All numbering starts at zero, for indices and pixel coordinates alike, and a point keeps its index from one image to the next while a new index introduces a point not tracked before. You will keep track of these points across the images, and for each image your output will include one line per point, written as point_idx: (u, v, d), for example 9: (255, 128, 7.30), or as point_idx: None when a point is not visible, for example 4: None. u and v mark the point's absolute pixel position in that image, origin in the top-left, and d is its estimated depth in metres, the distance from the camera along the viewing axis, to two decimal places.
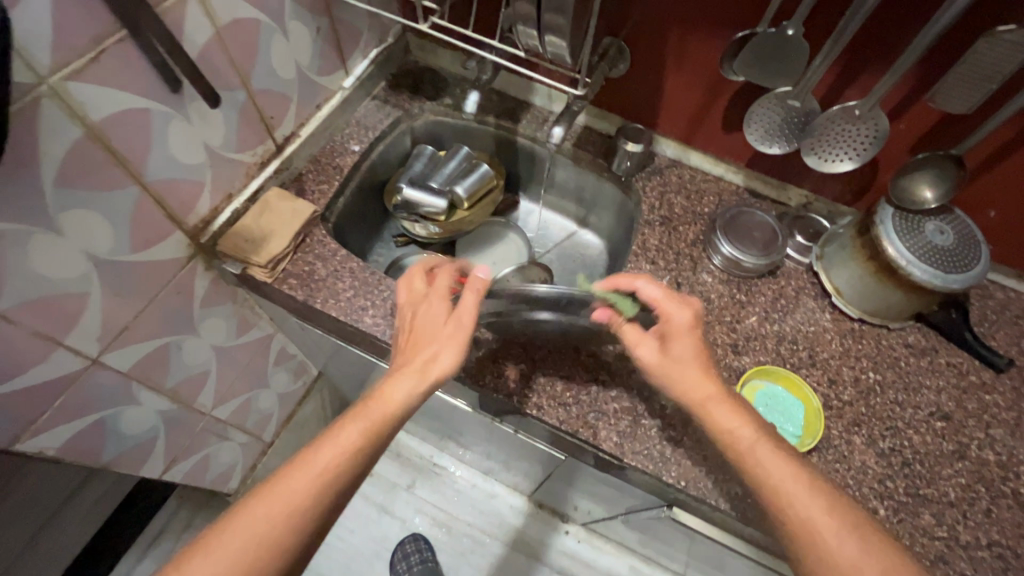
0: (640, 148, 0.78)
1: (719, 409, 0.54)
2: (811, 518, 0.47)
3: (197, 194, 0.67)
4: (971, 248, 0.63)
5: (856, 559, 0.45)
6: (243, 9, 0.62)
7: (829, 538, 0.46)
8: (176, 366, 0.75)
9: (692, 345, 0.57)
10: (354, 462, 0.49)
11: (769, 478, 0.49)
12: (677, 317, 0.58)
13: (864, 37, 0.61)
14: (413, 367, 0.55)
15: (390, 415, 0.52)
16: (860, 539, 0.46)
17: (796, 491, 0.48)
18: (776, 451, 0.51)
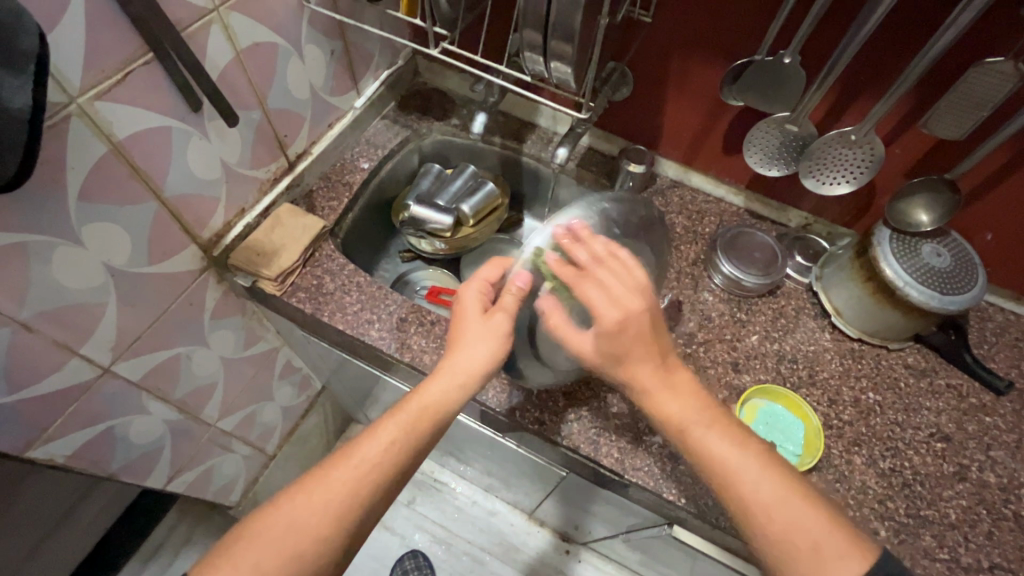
0: (642, 169, 0.80)
1: (658, 393, 0.51)
2: (756, 492, 0.46)
3: (211, 208, 0.69)
4: (967, 271, 0.64)
5: (788, 535, 0.45)
6: (262, 33, 0.65)
7: (766, 508, 0.46)
8: (185, 377, 0.77)
9: (621, 346, 0.52)
10: (398, 458, 0.50)
11: (713, 455, 0.49)
12: (605, 317, 0.52)
13: (858, 66, 0.63)
14: (450, 364, 0.55)
15: (433, 412, 0.53)
16: (800, 504, 0.46)
17: (738, 464, 0.48)
18: (719, 425, 0.50)
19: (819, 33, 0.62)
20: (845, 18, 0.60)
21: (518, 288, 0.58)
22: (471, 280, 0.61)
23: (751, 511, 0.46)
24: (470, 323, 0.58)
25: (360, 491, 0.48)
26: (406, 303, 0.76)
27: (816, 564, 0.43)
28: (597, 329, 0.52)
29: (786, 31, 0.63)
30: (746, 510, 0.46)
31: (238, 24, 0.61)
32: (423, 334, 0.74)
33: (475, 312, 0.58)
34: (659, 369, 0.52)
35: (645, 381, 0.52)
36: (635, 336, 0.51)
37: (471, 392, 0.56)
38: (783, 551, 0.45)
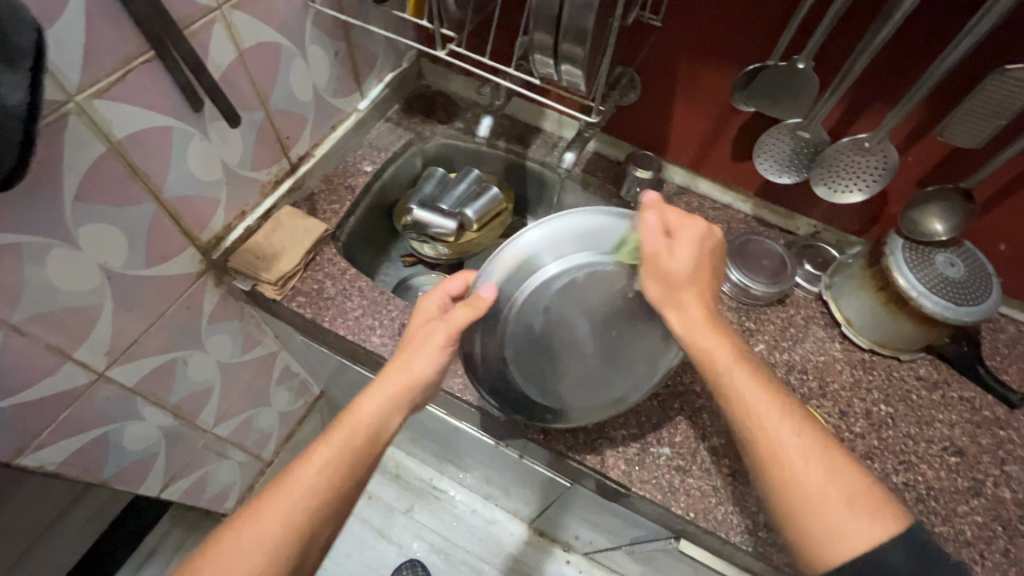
0: (650, 174, 0.79)
1: (704, 340, 0.51)
2: (783, 439, 0.46)
3: (212, 210, 0.68)
4: (982, 282, 0.62)
5: (818, 483, 0.44)
6: (265, 33, 0.64)
7: (793, 456, 0.45)
8: (181, 382, 0.75)
9: (693, 298, 0.52)
10: (328, 488, 0.48)
11: (745, 403, 0.48)
12: (678, 266, 0.52)
13: (872, 73, 0.62)
14: (389, 378, 0.53)
15: (369, 431, 0.51)
16: (828, 459, 0.45)
17: (770, 414, 0.47)
18: (751, 371, 0.50)
19: (832, 39, 0.61)
20: (859, 23, 0.59)
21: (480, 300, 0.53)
22: (430, 295, 0.57)
23: (776, 456, 0.46)
24: (416, 340, 0.54)
25: (287, 527, 0.46)
26: (409, 309, 0.75)
27: (837, 519, 0.43)
28: (673, 282, 0.52)
29: (800, 37, 0.62)
30: (774, 457, 0.46)
31: (241, 23, 0.60)
32: None
33: (427, 327, 0.54)
34: (708, 309, 0.52)
35: (694, 319, 0.51)
36: (696, 286, 0.52)
37: (408, 406, 0.54)
38: (806, 499, 0.44)
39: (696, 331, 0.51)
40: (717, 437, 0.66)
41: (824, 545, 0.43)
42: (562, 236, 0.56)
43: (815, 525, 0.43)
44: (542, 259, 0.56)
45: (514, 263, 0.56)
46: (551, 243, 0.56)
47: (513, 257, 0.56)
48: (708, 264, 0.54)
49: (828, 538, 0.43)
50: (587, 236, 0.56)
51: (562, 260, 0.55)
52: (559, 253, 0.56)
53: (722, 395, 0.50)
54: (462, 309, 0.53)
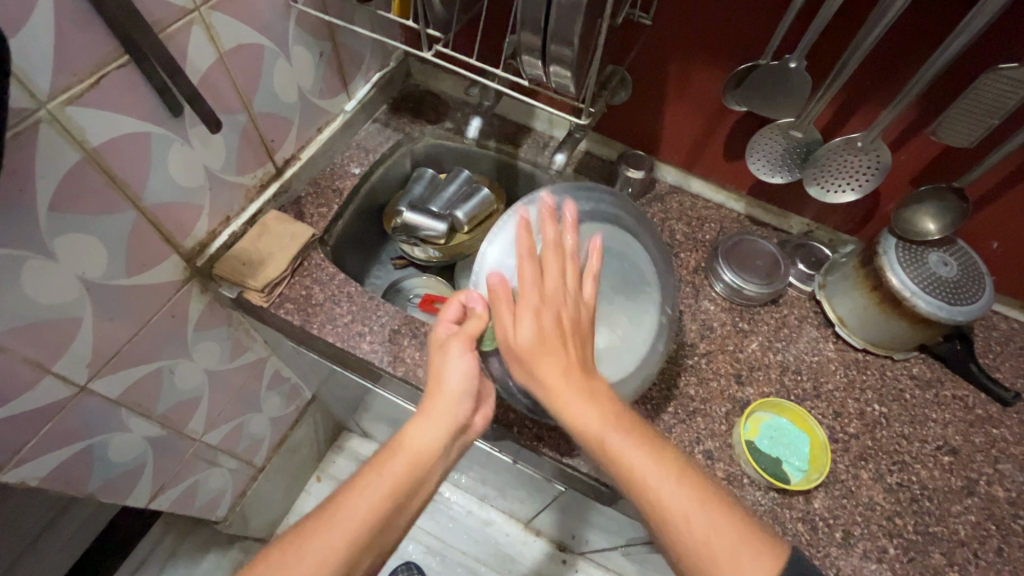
0: (641, 174, 0.78)
1: (568, 402, 0.46)
2: (667, 500, 0.42)
3: (195, 217, 0.67)
4: (975, 280, 0.62)
5: (703, 538, 0.40)
6: (246, 34, 0.62)
7: (677, 515, 0.41)
8: (168, 392, 0.74)
9: (551, 364, 0.47)
10: (381, 518, 0.46)
11: (627, 464, 0.43)
12: (521, 337, 0.48)
13: (864, 72, 0.61)
14: (434, 409, 0.52)
15: (419, 459, 0.50)
16: (719, 510, 0.42)
17: (652, 471, 0.43)
18: (632, 431, 0.45)
19: (825, 37, 0.60)
20: (851, 22, 0.58)
21: (479, 312, 0.57)
22: (435, 329, 0.57)
23: (662, 518, 0.42)
24: (442, 367, 0.54)
25: (338, 556, 0.44)
26: (399, 315, 0.74)
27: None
28: (523, 351, 0.48)
29: (791, 35, 0.61)
30: (665, 521, 0.42)
31: (221, 24, 0.58)
32: (417, 347, 0.71)
33: (443, 353, 0.55)
34: (572, 372, 0.47)
35: (550, 386, 0.47)
36: (549, 349, 0.48)
37: (456, 434, 0.53)
38: (700, 555, 0.40)
39: (561, 398, 0.46)
40: (712, 440, 0.65)
41: None
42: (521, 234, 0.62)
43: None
44: (510, 266, 0.61)
45: None
46: (506, 248, 0.61)
47: (484, 280, 0.60)
48: (561, 335, 0.49)
49: None
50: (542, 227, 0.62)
51: None
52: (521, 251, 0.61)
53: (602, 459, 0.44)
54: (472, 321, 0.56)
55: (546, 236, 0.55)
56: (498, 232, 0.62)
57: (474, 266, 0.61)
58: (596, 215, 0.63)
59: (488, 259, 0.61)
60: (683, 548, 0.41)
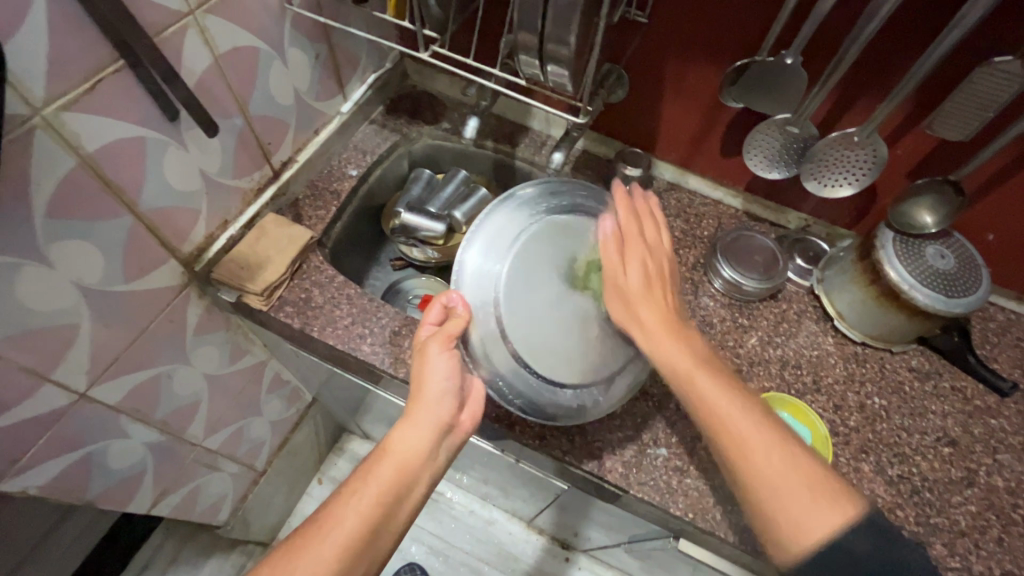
0: (638, 172, 0.79)
1: (667, 342, 0.53)
2: (745, 433, 0.47)
3: (192, 221, 0.66)
4: (971, 272, 0.63)
5: (777, 469, 0.45)
6: (242, 37, 0.62)
7: (755, 445, 0.46)
8: (167, 397, 0.73)
9: (652, 307, 0.55)
10: (370, 526, 0.48)
11: (711, 401, 0.49)
12: (629, 281, 0.56)
13: (860, 66, 0.62)
14: (419, 414, 0.53)
15: (405, 465, 0.51)
16: (788, 450, 0.46)
17: (734, 408, 0.48)
18: (716, 375, 0.51)
19: (821, 33, 0.60)
20: (847, 17, 0.58)
21: (460, 312, 0.57)
22: (418, 332, 0.58)
23: (740, 450, 0.47)
24: (423, 370, 0.54)
25: (329, 564, 0.45)
26: (399, 316, 0.73)
27: (795, 512, 0.43)
28: (629, 288, 0.56)
29: (787, 31, 0.62)
30: (742, 451, 0.46)
31: (216, 27, 0.58)
32: None
33: (423, 355, 0.55)
34: (666, 319, 0.55)
35: (649, 322, 0.54)
36: (649, 294, 0.56)
37: (443, 439, 0.53)
38: (775, 487, 0.44)
39: (657, 333, 0.54)
40: None
41: (790, 533, 0.43)
42: (498, 237, 0.62)
43: (779, 516, 0.44)
44: (490, 271, 0.61)
45: (473, 288, 0.60)
46: (483, 252, 0.61)
47: (463, 285, 0.60)
48: (661, 288, 0.57)
49: (792, 525, 0.43)
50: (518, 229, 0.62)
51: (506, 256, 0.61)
52: (499, 253, 0.61)
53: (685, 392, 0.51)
54: (452, 321, 0.57)
55: (640, 205, 0.63)
56: (473, 238, 0.62)
57: (453, 274, 0.61)
58: (570, 211, 0.64)
59: (468, 266, 0.61)
60: (756, 477, 0.45)
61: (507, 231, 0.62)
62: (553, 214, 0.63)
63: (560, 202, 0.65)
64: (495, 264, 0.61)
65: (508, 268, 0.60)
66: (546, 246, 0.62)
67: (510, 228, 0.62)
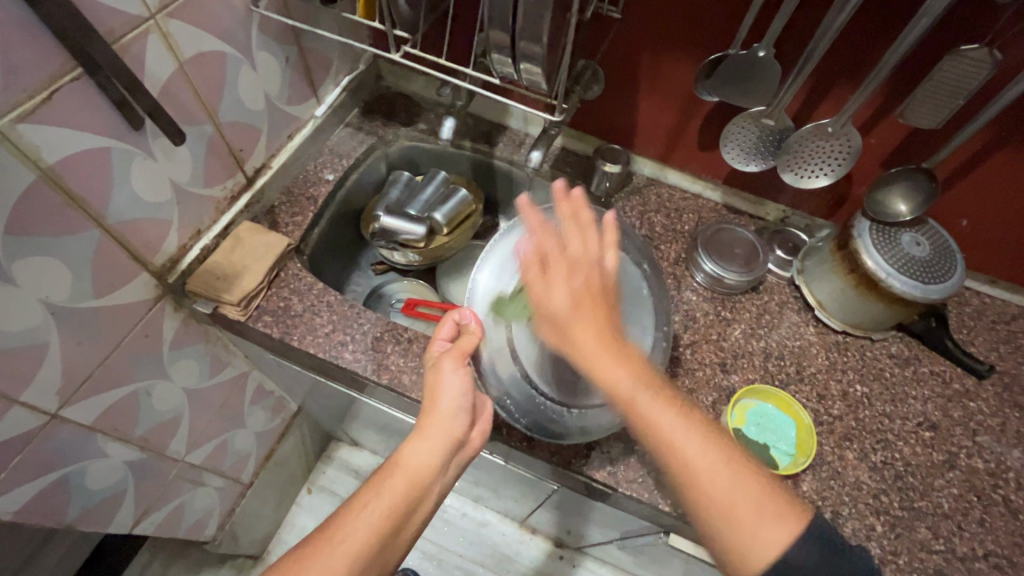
0: (619, 169, 0.78)
1: (606, 369, 0.46)
2: (695, 458, 0.43)
3: (164, 232, 0.65)
4: (947, 258, 0.63)
5: (727, 492, 0.43)
6: (207, 42, 0.60)
7: (706, 473, 0.43)
8: (145, 414, 0.72)
9: (585, 327, 0.47)
10: (379, 541, 0.47)
11: (659, 428, 0.44)
12: (555, 306, 0.48)
13: (832, 57, 0.62)
14: (430, 429, 0.51)
15: (415, 482, 0.50)
16: (739, 471, 0.44)
17: (682, 433, 0.44)
18: (662, 396, 0.46)
19: (792, 26, 0.61)
20: (817, 9, 0.58)
21: (472, 327, 0.58)
22: (431, 347, 0.58)
23: (691, 478, 0.43)
24: (437, 385, 0.54)
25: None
26: (381, 322, 0.72)
27: (747, 535, 0.42)
28: (557, 317, 0.48)
29: (759, 24, 0.62)
30: (691, 476, 0.43)
31: (179, 32, 0.56)
32: (402, 353, 0.70)
33: (437, 370, 0.55)
34: (602, 336, 0.47)
35: (587, 349, 0.47)
36: (580, 317, 0.48)
37: (454, 455, 0.52)
38: (724, 512, 0.42)
39: (591, 358, 0.46)
40: None
41: (751, 557, 0.42)
42: (509, 259, 0.65)
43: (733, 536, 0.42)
44: (502, 293, 0.63)
45: (485, 306, 0.63)
46: (495, 273, 0.64)
47: (478, 302, 0.63)
48: (591, 300, 0.49)
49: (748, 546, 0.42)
50: None
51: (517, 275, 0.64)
52: (510, 273, 0.64)
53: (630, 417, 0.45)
54: (466, 337, 0.57)
55: (564, 210, 0.54)
56: (486, 260, 0.65)
57: (467, 293, 0.64)
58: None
59: (480, 285, 0.64)
60: (708, 505, 0.43)
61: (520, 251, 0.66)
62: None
63: None
64: (508, 283, 0.64)
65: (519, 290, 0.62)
66: None
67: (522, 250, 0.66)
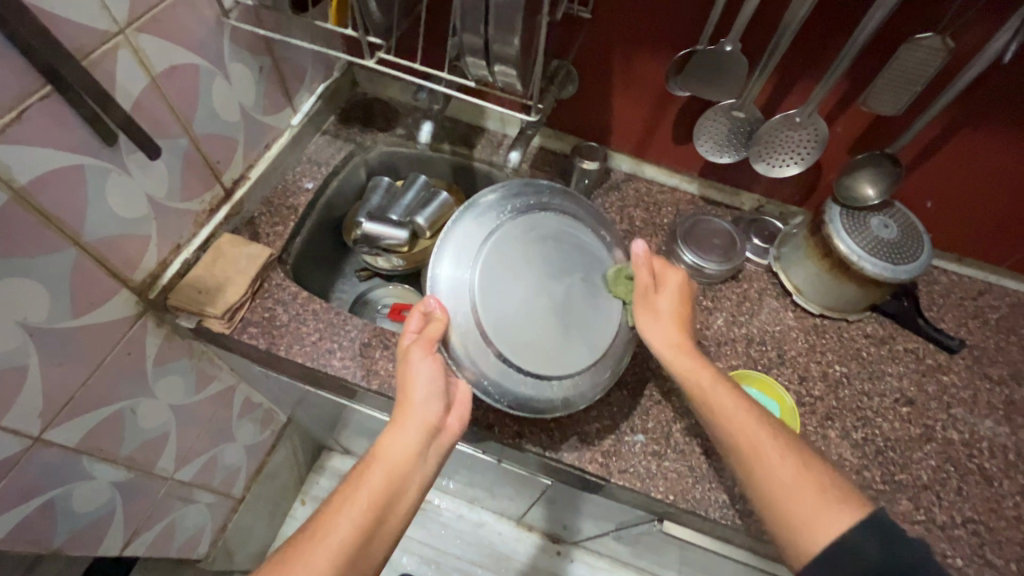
0: (596, 165, 0.78)
1: (687, 361, 0.59)
2: (759, 440, 0.53)
3: (143, 248, 0.64)
4: (913, 239, 0.66)
5: (789, 472, 0.50)
6: (179, 54, 0.60)
7: (772, 452, 0.51)
8: (131, 433, 0.71)
9: (674, 328, 0.61)
10: (362, 535, 0.47)
11: (729, 417, 0.54)
12: (660, 303, 0.62)
13: (795, 51, 0.64)
14: (406, 419, 0.53)
15: (393, 472, 0.50)
16: (800, 462, 0.51)
17: (749, 422, 0.54)
18: (733, 393, 0.56)
19: (756, 20, 0.63)
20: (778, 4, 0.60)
21: (439, 315, 0.58)
22: (400, 340, 0.57)
23: (756, 455, 0.52)
24: (409, 377, 0.55)
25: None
26: (368, 327, 0.73)
27: (807, 510, 0.48)
28: (659, 314, 0.62)
29: (724, 20, 0.64)
30: (755, 454, 0.52)
31: (150, 45, 0.56)
32: (390, 358, 0.70)
33: (408, 362, 0.56)
34: (688, 341, 0.61)
35: (676, 342, 0.60)
36: (674, 321, 0.62)
37: (431, 442, 0.53)
38: (784, 488, 0.49)
39: (679, 357, 0.59)
40: (687, 418, 0.67)
41: (808, 531, 0.47)
42: (467, 242, 0.62)
43: (788, 515, 0.48)
44: (463, 279, 0.60)
45: (450, 296, 0.59)
46: (455, 260, 0.61)
47: (441, 292, 0.60)
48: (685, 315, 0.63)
49: (807, 522, 0.47)
50: (489, 231, 0.62)
51: (479, 258, 0.61)
52: (471, 257, 0.61)
53: (703, 407, 0.56)
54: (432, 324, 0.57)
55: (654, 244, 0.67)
56: (444, 248, 0.62)
57: (428, 284, 0.60)
58: (540, 209, 0.66)
59: (441, 274, 0.60)
60: (768, 480, 0.50)
61: (478, 232, 0.62)
62: (524, 214, 0.64)
63: (529, 200, 0.66)
64: (469, 268, 0.61)
65: (481, 273, 0.60)
66: (515, 243, 0.62)
67: (479, 232, 0.62)
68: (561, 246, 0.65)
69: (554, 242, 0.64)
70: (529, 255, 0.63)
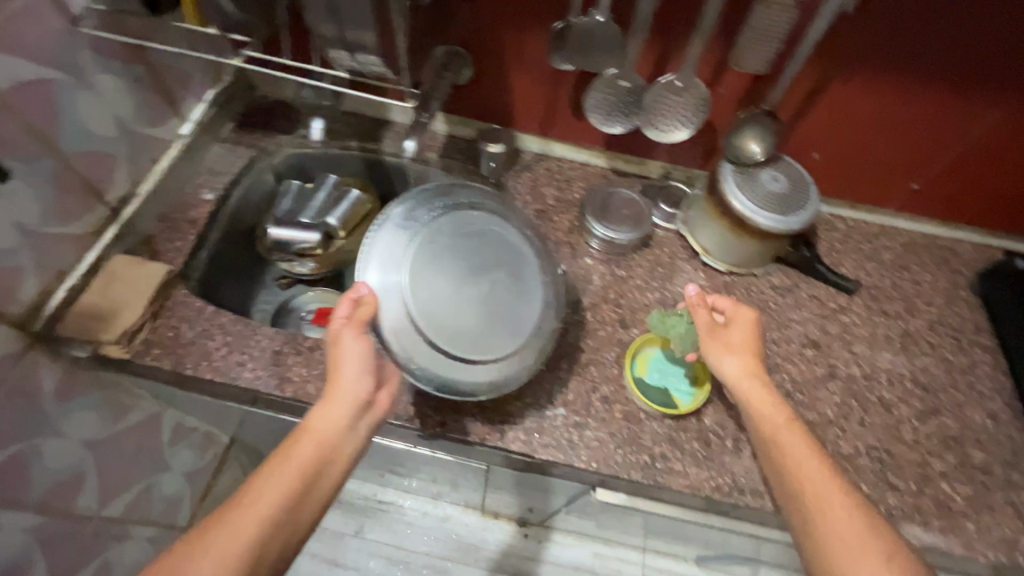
0: (502, 148, 0.81)
1: (759, 396, 0.55)
2: (823, 493, 0.47)
3: (17, 279, 0.60)
4: (801, 191, 0.68)
5: (852, 533, 0.45)
6: (26, 70, 0.56)
7: (838, 508, 0.46)
8: (37, 476, 0.67)
9: (741, 361, 0.58)
10: (288, 506, 0.45)
11: (796, 462, 0.50)
12: (732, 337, 0.60)
13: (666, 16, 0.65)
14: (337, 391, 0.51)
15: (323, 444, 0.49)
16: (864, 518, 0.46)
17: (819, 470, 0.49)
18: (806, 437, 0.52)
19: None
20: None
21: (369, 298, 0.56)
22: (329, 325, 0.54)
23: (819, 508, 0.47)
24: (339, 356, 0.52)
25: (244, 545, 0.43)
26: (279, 335, 0.71)
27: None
28: (729, 349, 0.59)
29: None
30: (819, 508, 0.47)
31: None
32: (304, 363, 0.69)
33: (339, 343, 0.53)
34: (759, 376, 0.57)
35: (747, 378, 0.57)
36: (747, 357, 0.58)
37: (362, 415, 0.52)
38: (847, 550, 0.44)
39: (752, 391, 0.56)
40: (606, 386, 0.69)
41: None
42: (398, 232, 0.61)
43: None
44: (393, 266, 0.59)
45: (377, 282, 0.58)
46: (386, 247, 0.60)
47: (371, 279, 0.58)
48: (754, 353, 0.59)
49: None
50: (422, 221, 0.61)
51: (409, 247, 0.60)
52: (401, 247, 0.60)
53: (767, 443, 0.52)
54: (363, 308, 0.55)
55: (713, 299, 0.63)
56: (375, 236, 0.61)
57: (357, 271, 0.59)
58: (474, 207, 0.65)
59: (372, 260, 0.59)
60: (831, 536, 0.45)
61: (408, 223, 0.61)
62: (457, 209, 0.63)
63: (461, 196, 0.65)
64: (400, 256, 0.59)
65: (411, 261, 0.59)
66: (446, 235, 0.62)
67: (411, 223, 0.61)
68: (492, 240, 0.64)
69: (483, 234, 0.64)
70: (460, 247, 0.62)
